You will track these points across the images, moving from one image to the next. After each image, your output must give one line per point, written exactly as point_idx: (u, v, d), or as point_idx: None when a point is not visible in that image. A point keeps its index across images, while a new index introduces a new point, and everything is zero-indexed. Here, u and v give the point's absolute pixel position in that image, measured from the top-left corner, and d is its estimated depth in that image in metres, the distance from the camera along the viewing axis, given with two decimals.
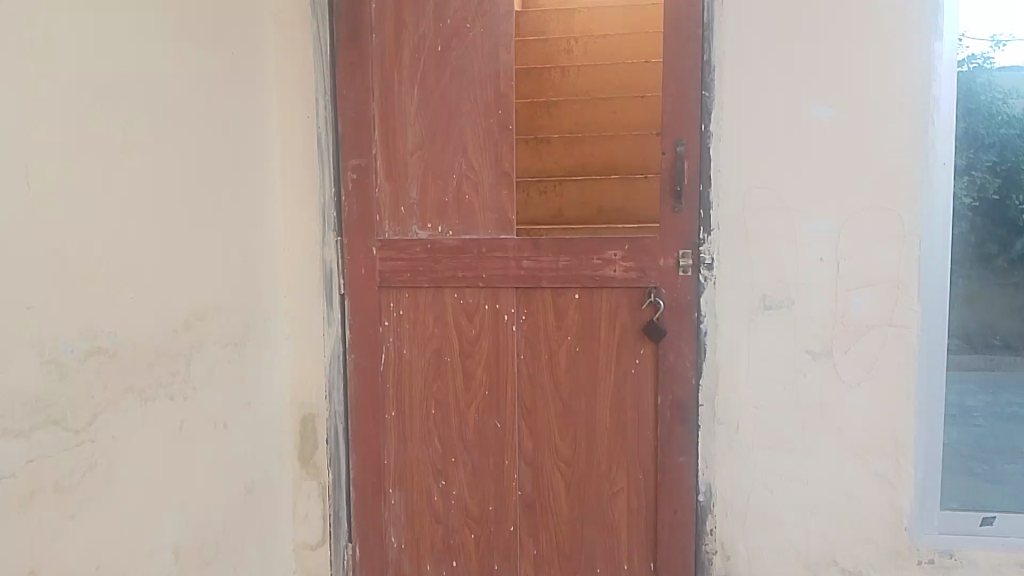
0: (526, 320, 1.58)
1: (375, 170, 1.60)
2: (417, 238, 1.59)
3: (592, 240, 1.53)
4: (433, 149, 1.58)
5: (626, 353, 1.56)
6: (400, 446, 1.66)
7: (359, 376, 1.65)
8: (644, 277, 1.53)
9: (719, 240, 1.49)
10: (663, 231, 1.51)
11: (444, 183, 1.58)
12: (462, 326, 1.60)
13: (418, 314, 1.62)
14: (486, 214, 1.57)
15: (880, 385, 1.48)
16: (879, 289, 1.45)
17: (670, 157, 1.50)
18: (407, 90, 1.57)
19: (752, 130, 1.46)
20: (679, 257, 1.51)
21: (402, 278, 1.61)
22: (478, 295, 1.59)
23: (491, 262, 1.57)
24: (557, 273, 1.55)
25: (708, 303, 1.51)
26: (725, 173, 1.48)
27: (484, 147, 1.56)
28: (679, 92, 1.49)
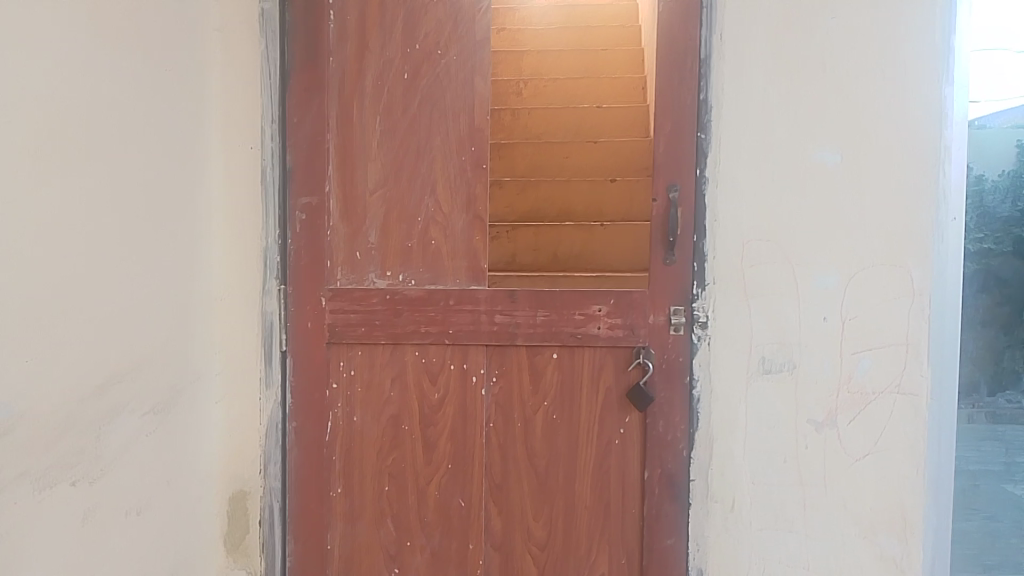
0: (497, 382, 1.39)
1: (329, 210, 1.39)
2: (373, 287, 1.39)
3: (576, 293, 1.36)
4: (397, 187, 1.39)
5: (610, 421, 1.38)
6: (346, 528, 1.44)
7: (302, 446, 1.42)
8: (632, 336, 1.36)
9: (715, 295, 1.34)
10: (653, 284, 1.37)
11: (408, 226, 1.39)
12: (424, 388, 1.41)
13: (372, 375, 1.41)
14: (455, 263, 1.39)
15: (887, 459, 1.33)
16: (886, 353, 1.32)
17: (662, 204, 1.37)
18: (369, 121, 1.39)
19: (750, 177, 1.33)
20: (670, 313, 1.36)
21: (355, 333, 1.40)
22: (443, 353, 1.39)
23: (459, 316, 1.38)
24: (535, 330, 1.37)
25: (701, 366, 1.35)
26: (721, 223, 1.34)
27: (455, 186, 1.38)
28: (673, 133, 1.37)
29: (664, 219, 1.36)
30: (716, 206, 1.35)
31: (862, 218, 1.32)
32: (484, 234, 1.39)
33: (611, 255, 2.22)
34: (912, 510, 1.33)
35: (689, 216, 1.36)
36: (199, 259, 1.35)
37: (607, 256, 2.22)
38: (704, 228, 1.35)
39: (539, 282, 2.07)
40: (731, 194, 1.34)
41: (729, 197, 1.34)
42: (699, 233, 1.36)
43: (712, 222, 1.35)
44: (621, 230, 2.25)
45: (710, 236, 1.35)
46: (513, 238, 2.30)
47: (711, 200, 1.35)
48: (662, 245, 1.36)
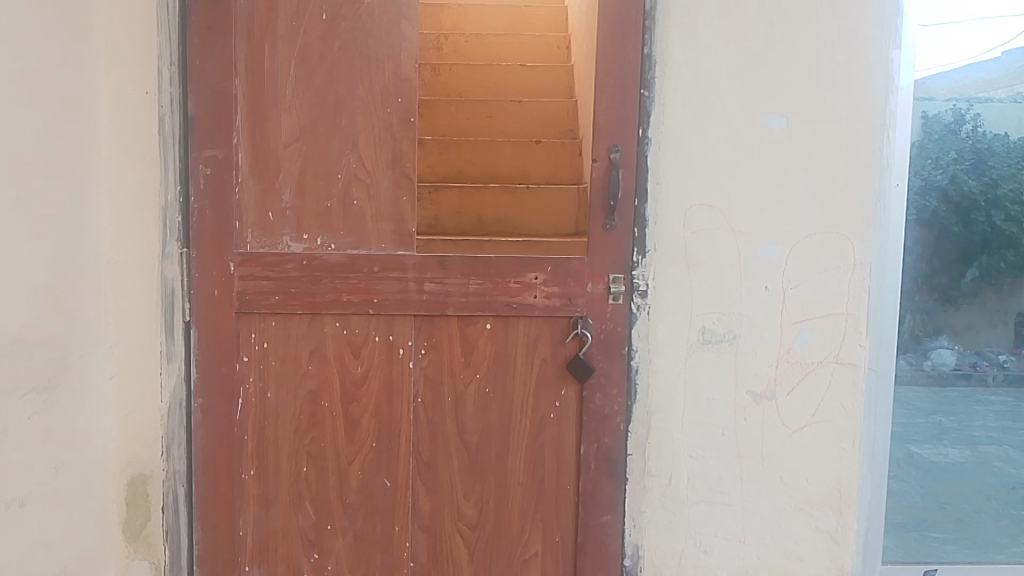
0: (426, 355, 1.30)
1: (237, 165, 1.25)
2: (288, 252, 1.27)
3: (510, 260, 1.27)
4: (315, 142, 1.26)
5: (546, 395, 1.31)
6: (260, 513, 1.32)
7: (209, 425, 1.30)
8: (569, 306, 1.28)
9: (656, 264, 1.28)
10: (592, 253, 1.28)
11: (327, 185, 1.27)
12: (346, 362, 1.30)
13: (288, 347, 1.29)
14: (380, 226, 1.27)
15: (823, 430, 1.31)
16: (826, 323, 1.29)
17: (604, 166, 1.27)
18: (283, 66, 1.24)
19: (693, 141, 1.26)
20: (610, 282, 1.28)
21: (268, 302, 1.27)
22: (367, 325, 1.29)
23: (384, 284, 1.27)
24: (466, 299, 1.28)
25: (639, 337, 1.29)
26: (665, 189, 1.27)
27: (380, 143, 1.26)
28: (617, 89, 1.26)
29: (607, 183, 1.27)
30: (658, 171, 1.27)
31: (806, 186, 1.27)
32: (411, 195, 1.28)
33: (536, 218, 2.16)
34: (847, 483, 1.32)
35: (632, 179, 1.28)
36: (86, 220, 1.19)
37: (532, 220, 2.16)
38: (647, 193, 1.27)
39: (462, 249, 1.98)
40: (674, 159, 1.27)
41: (671, 162, 1.27)
42: (642, 199, 1.27)
43: (655, 187, 1.27)
44: (548, 193, 2.19)
45: (652, 201, 1.27)
46: (435, 199, 2.21)
47: (654, 165, 1.27)
48: (604, 210, 1.27)
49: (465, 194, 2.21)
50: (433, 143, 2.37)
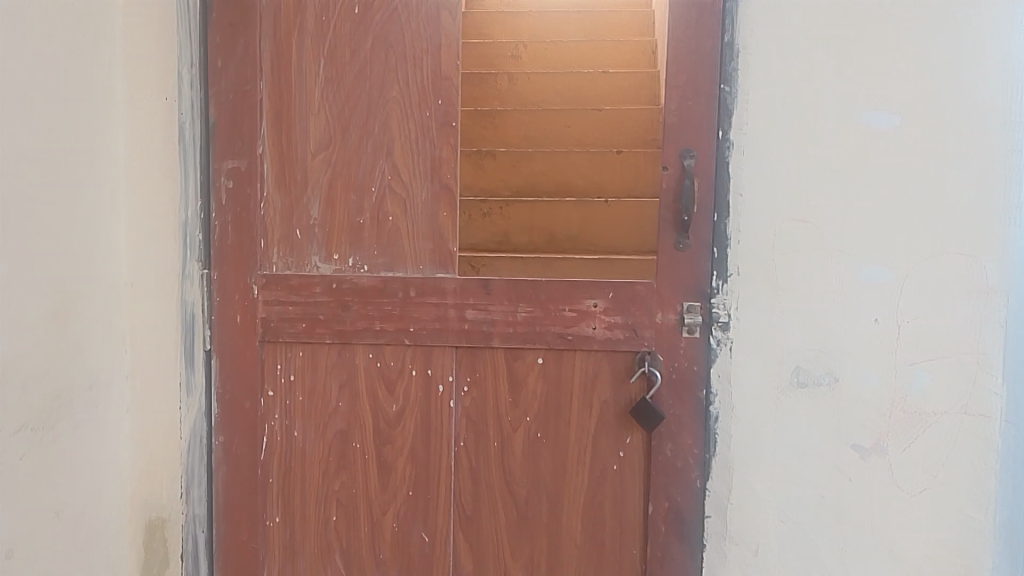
0: (468, 392, 1.14)
1: (261, 177, 1.14)
2: (316, 274, 1.14)
3: (564, 285, 1.10)
4: (345, 151, 1.13)
5: (606, 442, 1.12)
6: (285, 565, 1.19)
7: (231, 465, 1.18)
8: (634, 339, 1.10)
9: (738, 290, 1.07)
10: (661, 276, 1.09)
11: (358, 199, 1.13)
12: (379, 399, 1.15)
13: (316, 381, 1.16)
14: (417, 245, 1.13)
15: (948, 495, 1.07)
16: (949, 364, 1.06)
17: (675, 176, 1.09)
18: (310, 65, 1.13)
19: (781, 144, 1.06)
20: (683, 311, 1.09)
21: (294, 329, 1.14)
22: (403, 357, 1.14)
23: (421, 311, 1.12)
24: (514, 329, 1.11)
25: (717, 378, 1.09)
26: (748, 201, 1.07)
27: (415, 151, 1.12)
28: (689, 84, 1.09)
29: (679, 196, 1.09)
30: (740, 181, 1.07)
31: (927, 196, 1.04)
32: (452, 210, 1.12)
33: (610, 236, 1.95)
34: (977, 563, 1.07)
35: (709, 191, 1.08)
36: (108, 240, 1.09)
37: (604, 237, 1.96)
38: (725, 207, 1.08)
39: (524, 271, 1.82)
40: (757, 166, 1.06)
41: (755, 169, 1.06)
42: (720, 214, 1.08)
43: (736, 199, 1.07)
44: (623, 208, 1.96)
45: (733, 215, 1.07)
46: (504, 214, 2.04)
47: (734, 173, 1.07)
48: (674, 227, 1.09)
49: (537, 208, 2.03)
50: (505, 155, 2.21)
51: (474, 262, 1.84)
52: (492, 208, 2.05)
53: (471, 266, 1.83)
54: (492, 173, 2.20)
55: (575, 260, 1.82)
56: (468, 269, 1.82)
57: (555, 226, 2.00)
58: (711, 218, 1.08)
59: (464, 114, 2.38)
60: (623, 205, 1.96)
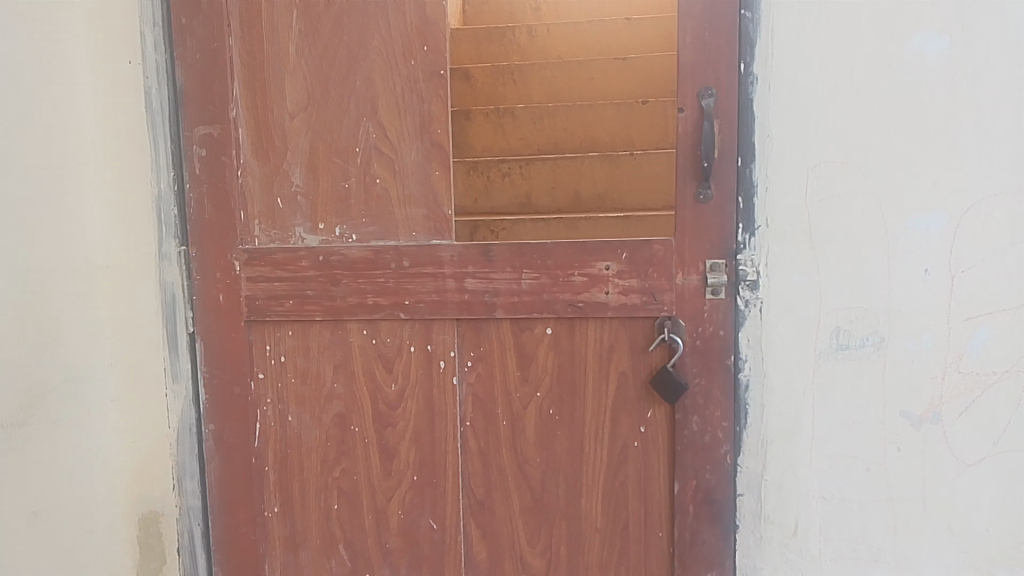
0: (473, 369, 1.04)
1: (236, 143, 1.05)
2: (301, 246, 1.04)
3: (573, 248, 0.99)
4: (326, 111, 1.03)
5: (626, 419, 1.02)
6: (288, 558, 1.11)
7: (223, 457, 1.10)
8: (652, 304, 0.98)
9: (768, 245, 0.95)
10: (680, 233, 0.97)
11: (343, 163, 1.03)
12: (377, 380, 1.06)
13: (310, 362, 1.07)
14: (409, 210, 1.03)
15: (1013, 464, 0.95)
16: (1011, 319, 0.93)
17: (694, 117, 0.96)
18: (284, 17, 1.02)
19: (812, 75, 0.93)
20: (706, 271, 0.97)
21: (282, 308, 1.05)
22: (400, 333, 1.04)
23: (417, 283, 1.02)
24: (519, 299, 1.00)
25: (747, 344, 0.97)
26: (776, 143, 0.94)
27: (402, 107, 1.01)
28: (706, 12, 0.95)
29: (699, 142, 0.96)
30: (766, 120, 0.94)
31: (983, 128, 0.91)
32: (445, 169, 1.01)
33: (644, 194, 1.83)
34: None
35: (733, 134, 0.95)
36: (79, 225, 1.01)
37: (638, 194, 1.83)
38: (751, 152, 0.95)
39: (547, 237, 1.72)
40: (785, 101, 0.94)
41: (784, 106, 0.94)
42: (745, 161, 0.95)
43: (763, 142, 0.94)
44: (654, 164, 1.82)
45: (761, 161, 0.95)
46: (525, 173, 1.91)
47: (761, 111, 0.94)
48: (695, 176, 0.96)
49: (561, 166, 1.90)
50: (525, 112, 2.06)
51: (494, 228, 1.74)
52: (509, 168, 1.91)
53: (491, 232, 1.74)
54: (509, 132, 2.05)
55: (602, 221, 1.69)
56: (488, 234, 1.74)
57: (580, 185, 1.87)
58: (736, 164, 0.95)
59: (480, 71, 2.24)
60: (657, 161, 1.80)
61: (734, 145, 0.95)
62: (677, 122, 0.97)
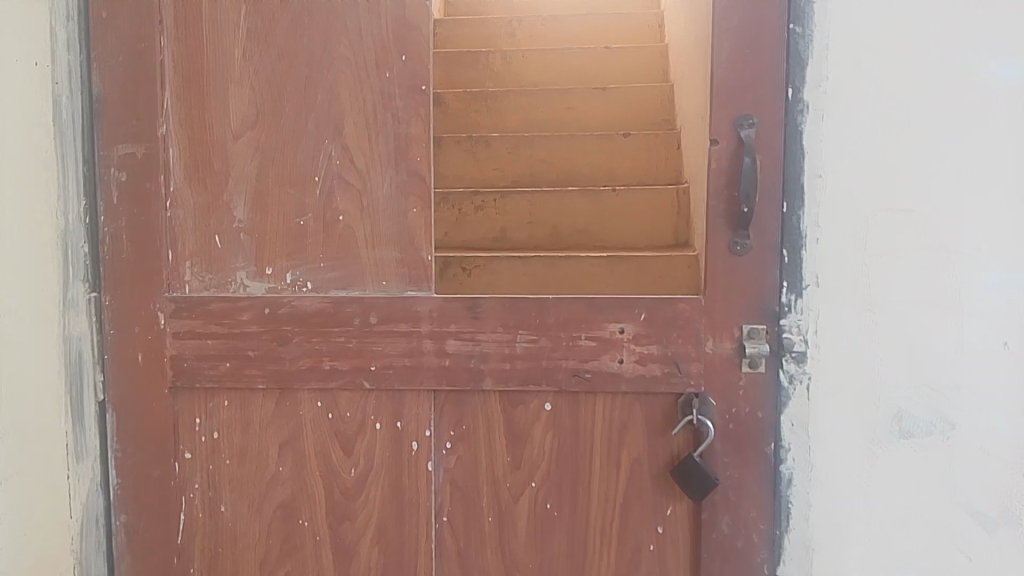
0: (452, 451, 0.84)
1: (165, 166, 0.85)
2: (242, 295, 0.84)
3: (581, 305, 0.80)
4: (279, 129, 0.84)
5: (639, 515, 0.83)
6: None
7: (138, 555, 0.89)
8: (675, 377, 0.80)
9: (817, 308, 0.78)
10: (711, 291, 0.80)
11: (298, 194, 0.83)
12: (333, 463, 0.85)
13: (249, 439, 0.86)
14: (378, 253, 0.83)
15: None
16: None
17: (730, 150, 0.79)
18: (230, 14, 0.83)
19: (876, 103, 0.76)
20: (741, 338, 0.80)
21: (217, 372, 0.85)
22: (363, 406, 0.84)
23: (385, 345, 0.82)
24: (512, 367, 0.82)
25: (789, 428, 0.80)
26: (829, 184, 0.77)
27: (372, 128, 0.82)
28: (747, 24, 0.78)
29: (735, 180, 0.79)
30: (818, 155, 0.77)
31: None
32: (424, 205, 0.82)
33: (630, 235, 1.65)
34: None
35: (777, 173, 0.78)
36: None
37: (623, 235, 1.66)
38: (798, 195, 0.78)
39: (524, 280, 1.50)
40: (842, 132, 0.77)
41: (840, 139, 0.77)
42: (792, 205, 0.78)
43: (813, 183, 0.78)
44: (642, 196, 1.67)
45: (809, 206, 0.78)
46: (501, 209, 1.72)
47: (812, 144, 0.78)
48: (730, 221, 0.79)
49: (541, 201, 1.71)
50: (501, 141, 1.89)
51: (464, 267, 1.51)
52: (486, 199, 1.72)
53: (460, 271, 1.51)
54: (487, 162, 1.87)
55: (589, 259, 1.49)
56: (459, 272, 1.51)
57: (561, 221, 1.68)
58: (779, 209, 0.79)
59: (454, 97, 2.08)
60: (645, 196, 1.66)
61: (777, 185, 0.79)
62: (709, 156, 0.80)
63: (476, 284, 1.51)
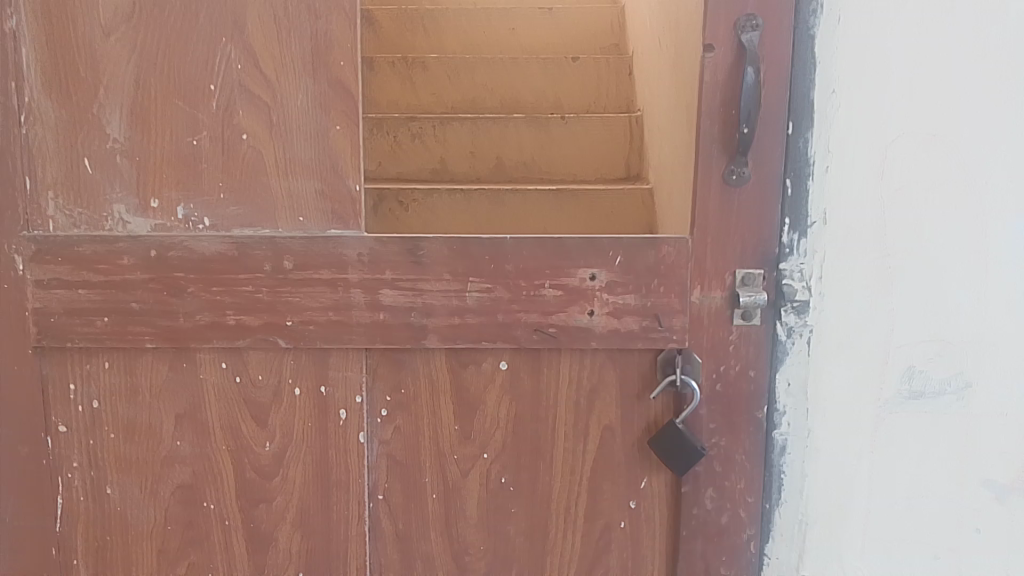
0: (389, 422, 0.71)
1: (16, 71, 0.66)
2: (122, 235, 0.67)
3: (544, 247, 0.67)
4: (161, 23, 0.65)
5: (610, 491, 0.72)
6: None
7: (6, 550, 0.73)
8: (655, 333, 0.68)
9: (823, 251, 0.66)
10: (700, 230, 0.67)
11: (190, 108, 0.66)
12: (244, 438, 0.70)
13: (139, 409, 0.71)
14: (293, 183, 0.67)
15: None
16: None
17: (728, 59, 0.65)
18: None
19: (903, 4, 0.63)
20: (734, 287, 0.67)
21: (92, 329, 0.68)
22: (279, 369, 0.69)
23: (305, 296, 0.67)
24: (462, 322, 0.68)
25: (785, 389, 0.69)
26: (844, 101, 0.65)
27: (283, 24, 0.65)
28: None
29: (733, 97, 0.65)
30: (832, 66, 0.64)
31: None
32: (351, 122, 0.66)
33: (580, 164, 1.49)
34: None
35: (782, 88, 0.65)
36: None
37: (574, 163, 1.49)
38: (806, 116, 0.65)
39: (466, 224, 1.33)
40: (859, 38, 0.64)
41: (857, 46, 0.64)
42: (798, 126, 0.65)
43: (822, 101, 0.65)
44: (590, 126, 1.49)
45: (818, 129, 0.65)
46: (440, 137, 1.50)
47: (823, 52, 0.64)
48: (725, 147, 0.66)
49: (485, 130, 1.50)
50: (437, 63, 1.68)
51: (399, 202, 1.32)
52: (423, 125, 1.49)
53: (392, 207, 1.32)
54: (422, 85, 1.65)
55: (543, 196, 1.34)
56: (396, 207, 1.32)
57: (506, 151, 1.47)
58: (783, 133, 0.65)
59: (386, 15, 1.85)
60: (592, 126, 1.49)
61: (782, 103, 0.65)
62: (702, 65, 0.65)
63: (411, 223, 1.32)
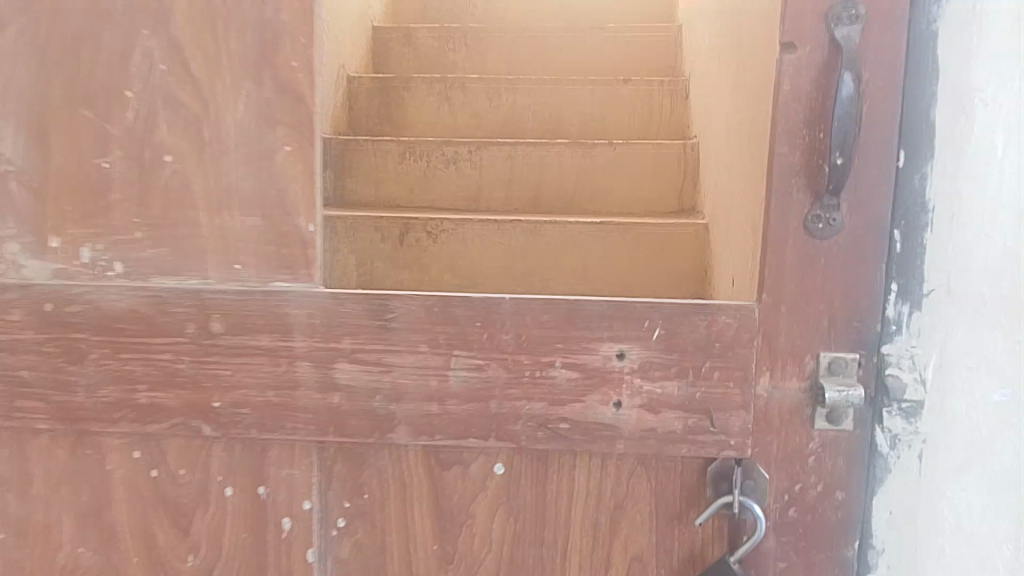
0: (346, 534, 0.54)
1: None
2: (10, 282, 0.52)
3: (554, 315, 0.49)
4: (67, 9, 0.50)
5: None
6: None
7: None
8: (706, 436, 0.50)
9: (946, 334, 0.47)
10: (770, 297, 0.49)
11: (99, 118, 0.51)
12: (161, 546, 0.55)
13: (34, 503, 0.55)
14: (228, 220, 0.51)
15: None
16: None
17: (817, 61, 0.47)
18: None
19: None
20: (817, 378, 0.49)
21: None
22: (206, 462, 0.54)
23: (238, 369, 0.51)
24: (443, 411, 0.51)
25: (885, 520, 0.50)
26: (986, 122, 0.45)
27: (221, 12, 0.49)
28: None
29: (821, 116, 0.47)
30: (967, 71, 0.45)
31: None
32: (303, 140, 0.50)
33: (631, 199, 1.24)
34: None
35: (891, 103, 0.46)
36: None
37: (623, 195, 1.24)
38: (924, 142, 0.46)
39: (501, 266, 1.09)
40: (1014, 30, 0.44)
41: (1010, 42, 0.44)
42: (913, 157, 0.47)
43: (950, 123, 0.46)
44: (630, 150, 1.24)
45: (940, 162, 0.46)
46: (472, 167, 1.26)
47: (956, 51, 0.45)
48: (809, 183, 0.47)
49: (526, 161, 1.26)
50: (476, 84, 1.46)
51: (414, 235, 1.10)
52: (450, 153, 1.26)
53: (400, 241, 1.10)
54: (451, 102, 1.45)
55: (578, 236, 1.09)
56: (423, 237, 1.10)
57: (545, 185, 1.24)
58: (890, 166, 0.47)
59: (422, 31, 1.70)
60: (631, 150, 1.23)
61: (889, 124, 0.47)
62: (778, 69, 0.47)
63: (435, 260, 1.10)
